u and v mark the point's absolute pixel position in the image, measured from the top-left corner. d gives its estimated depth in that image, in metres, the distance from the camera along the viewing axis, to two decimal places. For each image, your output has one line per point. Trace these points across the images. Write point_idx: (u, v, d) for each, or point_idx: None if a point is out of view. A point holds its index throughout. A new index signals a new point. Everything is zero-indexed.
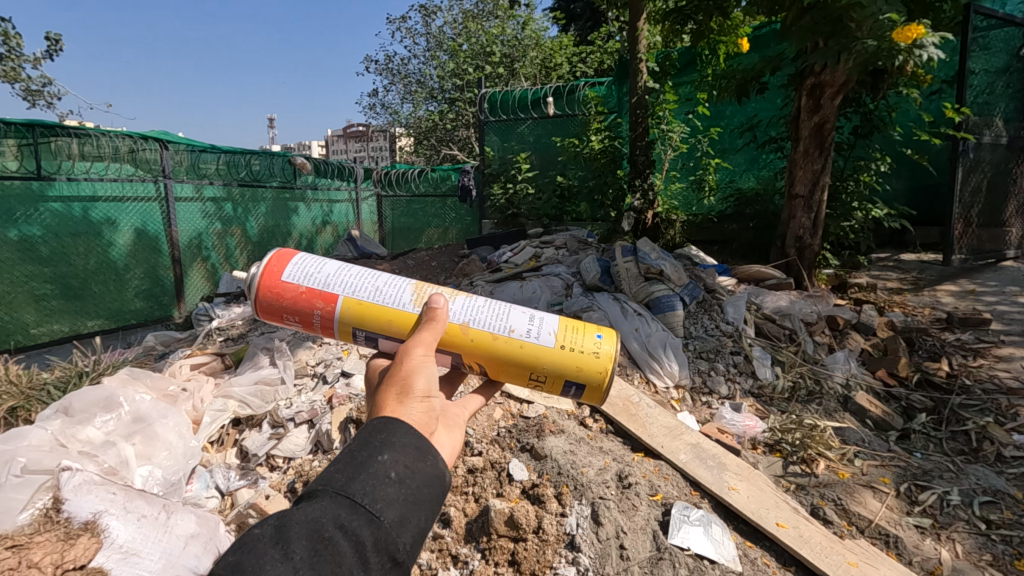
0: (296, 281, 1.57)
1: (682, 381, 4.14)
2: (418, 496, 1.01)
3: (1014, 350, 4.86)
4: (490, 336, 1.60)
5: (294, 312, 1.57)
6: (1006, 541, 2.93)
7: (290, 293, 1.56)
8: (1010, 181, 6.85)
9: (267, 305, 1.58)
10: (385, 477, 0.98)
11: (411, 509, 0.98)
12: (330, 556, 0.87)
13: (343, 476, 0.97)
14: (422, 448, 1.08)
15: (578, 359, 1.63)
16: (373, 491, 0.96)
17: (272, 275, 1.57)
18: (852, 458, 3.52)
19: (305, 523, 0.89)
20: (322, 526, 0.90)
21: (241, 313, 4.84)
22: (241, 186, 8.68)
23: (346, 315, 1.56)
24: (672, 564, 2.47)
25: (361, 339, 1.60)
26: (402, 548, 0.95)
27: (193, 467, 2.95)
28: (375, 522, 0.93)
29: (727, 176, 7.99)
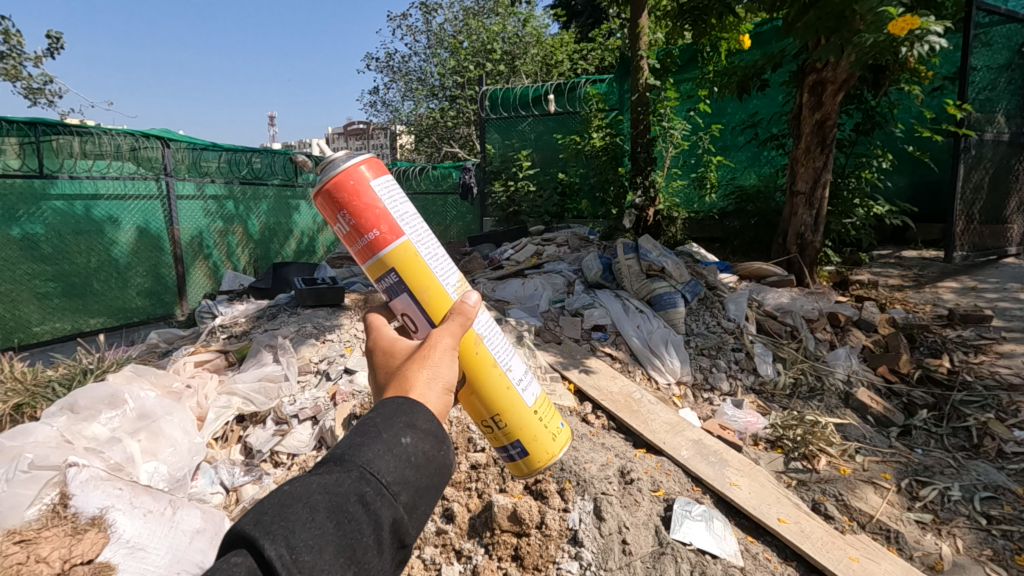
0: (379, 198, 1.48)
1: (683, 377, 4.16)
2: (433, 483, 1.00)
3: (1015, 346, 4.86)
4: (491, 363, 1.56)
5: (356, 220, 1.47)
6: (1006, 536, 2.94)
7: (370, 202, 1.46)
8: (1012, 178, 6.85)
9: (336, 192, 1.45)
10: (409, 461, 0.96)
11: (424, 497, 0.97)
12: (349, 531, 0.85)
13: (369, 449, 0.94)
14: (442, 435, 1.06)
15: (539, 431, 1.68)
16: (395, 472, 0.93)
17: (362, 177, 1.46)
18: (853, 454, 3.54)
19: (330, 494, 0.87)
20: (345, 501, 0.87)
21: (244, 310, 4.85)
22: (242, 184, 8.69)
23: (396, 259, 1.47)
24: (674, 558, 2.48)
25: (386, 283, 1.50)
26: (411, 533, 0.93)
27: (198, 463, 2.96)
28: (395, 503, 0.91)
29: (728, 173, 7.99)
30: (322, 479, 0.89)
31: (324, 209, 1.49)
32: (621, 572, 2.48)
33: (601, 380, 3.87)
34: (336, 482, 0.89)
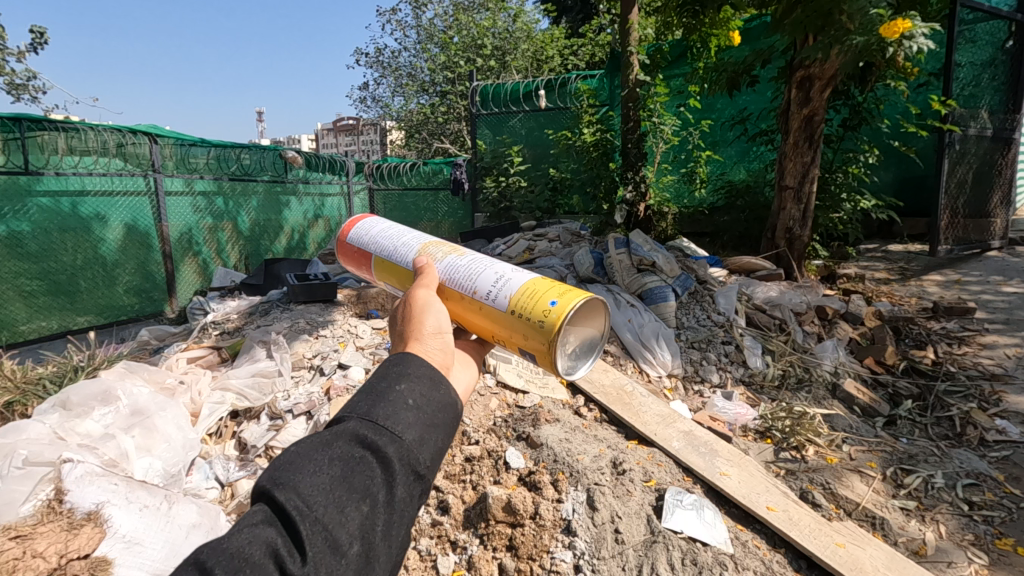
0: (354, 238, 1.80)
1: (674, 370, 4.22)
2: (439, 420, 1.03)
3: (997, 337, 4.97)
4: (456, 295, 1.49)
5: (353, 262, 1.83)
6: (988, 522, 3.02)
7: (349, 247, 1.81)
8: (994, 173, 6.98)
9: (346, 256, 1.84)
10: (403, 404, 0.99)
11: (430, 433, 1.00)
12: (358, 475, 0.91)
13: (365, 401, 0.98)
14: (435, 379, 1.07)
15: (524, 328, 1.38)
16: (393, 415, 0.97)
17: (346, 234, 1.84)
18: (840, 444, 3.61)
19: (329, 445, 0.92)
20: (347, 451, 0.92)
21: (237, 306, 4.83)
22: (231, 181, 8.64)
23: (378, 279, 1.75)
24: (665, 546, 2.53)
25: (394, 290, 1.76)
26: (424, 465, 0.98)
27: (192, 459, 2.97)
28: (397, 447, 0.95)
29: (718, 168, 8.07)
30: (323, 433, 0.95)
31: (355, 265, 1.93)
32: (614, 561, 2.52)
33: (594, 372, 3.91)
34: (335, 436, 0.94)
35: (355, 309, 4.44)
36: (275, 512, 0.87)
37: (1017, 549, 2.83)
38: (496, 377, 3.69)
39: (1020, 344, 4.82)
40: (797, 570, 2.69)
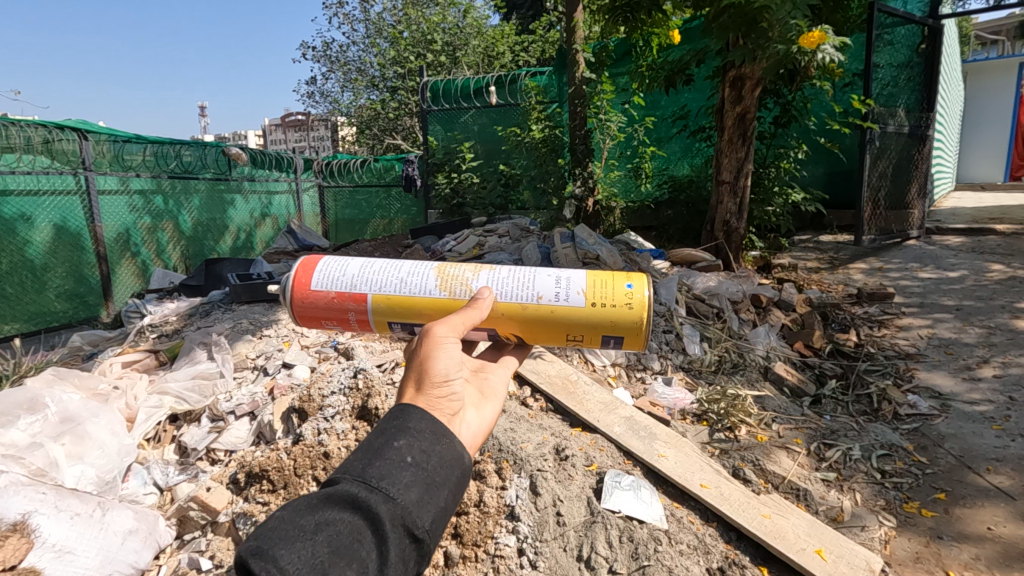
0: (324, 288, 1.72)
1: (618, 359, 4.38)
2: (439, 476, 1.12)
3: (912, 320, 5.39)
4: (520, 307, 1.68)
5: (331, 315, 1.73)
6: (897, 487, 3.29)
7: (321, 300, 1.71)
8: (911, 167, 7.54)
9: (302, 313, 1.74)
10: (401, 462, 1.08)
11: (424, 493, 1.08)
12: (350, 533, 0.98)
13: (361, 461, 1.07)
14: (437, 432, 1.17)
15: (611, 313, 1.68)
16: (390, 475, 1.06)
17: (301, 286, 1.73)
18: (769, 423, 3.85)
19: (323, 507, 1.01)
20: (340, 515, 1.00)
21: (175, 308, 4.66)
22: (171, 178, 8.34)
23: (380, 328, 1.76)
24: (604, 526, 2.65)
25: (396, 328, 1.76)
26: (420, 524, 1.05)
27: (128, 465, 2.89)
28: (390, 508, 1.03)
29: (662, 163, 8.36)
30: (318, 495, 1.03)
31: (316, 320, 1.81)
32: (556, 542, 2.63)
33: (540, 363, 4.02)
34: (333, 498, 1.02)
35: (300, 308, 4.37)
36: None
37: (921, 510, 3.10)
38: None
39: (931, 325, 5.25)
40: (727, 541, 2.88)
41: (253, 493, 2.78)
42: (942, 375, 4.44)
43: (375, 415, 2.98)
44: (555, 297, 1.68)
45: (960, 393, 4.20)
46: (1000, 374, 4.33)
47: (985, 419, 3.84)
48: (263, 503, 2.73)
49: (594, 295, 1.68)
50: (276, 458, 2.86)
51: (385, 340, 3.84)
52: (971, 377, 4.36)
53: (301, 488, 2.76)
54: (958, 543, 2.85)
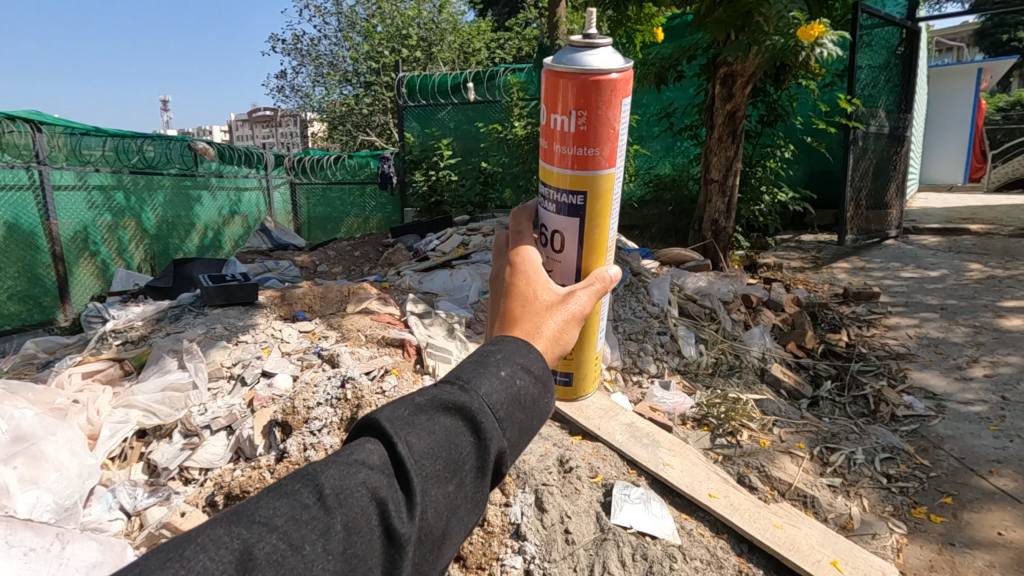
0: (619, 117, 1.23)
1: (614, 362, 4.23)
2: (538, 424, 0.96)
3: (899, 319, 5.41)
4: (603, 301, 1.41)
5: (590, 123, 1.20)
6: (903, 492, 3.23)
7: (613, 115, 1.21)
8: (890, 168, 7.63)
9: (580, 96, 1.18)
10: (518, 400, 0.91)
11: (525, 437, 0.93)
12: (458, 454, 0.85)
13: (476, 367, 0.92)
14: (548, 385, 0.98)
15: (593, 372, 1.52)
16: (509, 407, 0.90)
17: (624, 89, 1.21)
18: (771, 427, 3.76)
19: (443, 413, 0.86)
20: (455, 426, 0.86)
21: (141, 311, 4.25)
22: (133, 174, 7.87)
23: (575, 183, 1.25)
24: (616, 544, 2.50)
25: (571, 198, 1.27)
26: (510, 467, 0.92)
27: (91, 488, 2.61)
28: (499, 439, 0.89)
29: (645, 162, 8.27)
30: (440, 397, 0.88)
31: (553, 90, 1.21)
32: (565, 562, 2.46)
33: None
34: (449, 403, 0.88)
35: (278, 311, 4.08)
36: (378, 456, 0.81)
37: (930, 516, 3.04)
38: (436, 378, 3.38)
39: (918, 324, 5.27)
40: (740, 553, 2.75)
41: None
42: (934, 375, 4.44)
43: None
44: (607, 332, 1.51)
45: (953, 393, 4.20)
46: (991, 373, 4.34)
47: (981, 420, 3.83)
48: None
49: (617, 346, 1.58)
50: (258, 478, 2.62)
51: (372, 346, 3.62)
52: (963, 377, 4.36)
53: None
54: (970, 551, 2.80)
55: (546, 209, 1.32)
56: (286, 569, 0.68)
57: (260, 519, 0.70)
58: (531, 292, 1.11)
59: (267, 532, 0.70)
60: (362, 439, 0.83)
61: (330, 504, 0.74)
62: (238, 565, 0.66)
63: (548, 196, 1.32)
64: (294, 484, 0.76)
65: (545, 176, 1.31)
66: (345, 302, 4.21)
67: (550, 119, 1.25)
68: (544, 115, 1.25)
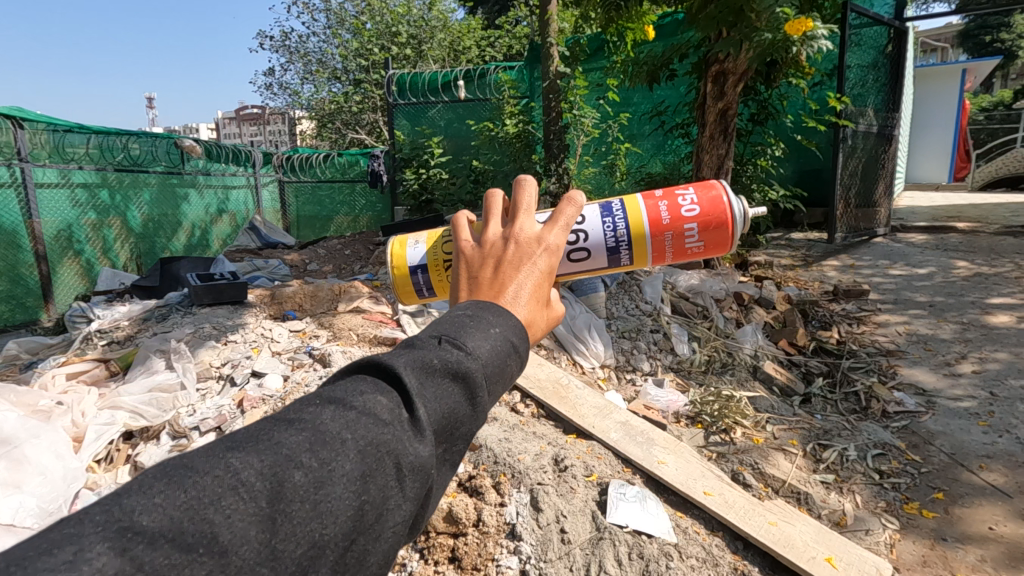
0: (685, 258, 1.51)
1: (606, 361, 4.26)
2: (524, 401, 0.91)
3: (889, 316, 5.45)
4: None
5: (688, 251, 1.43)
6: (896, 488, 3.25)
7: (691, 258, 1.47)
8: (878, 166, 7.69)
9: (722, 236, 1.42)
10: (514, 372, 0.85)
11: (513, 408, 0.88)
12: (461, 420, 0.78)
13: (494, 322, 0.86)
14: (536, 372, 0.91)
15: None
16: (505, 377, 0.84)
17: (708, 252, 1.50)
18: (764, 425, 3.76)
19: (453, 375, 0.77)
20: (462, 389, 0.78)
21: (127, 310, 4.15)
22: (118, 172, 7.75)
23: (636, 254, 1.40)
24: (612, 543, 2.48)
25: (629, 255, 1.40)
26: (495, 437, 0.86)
27: (76, 492, 2.54)
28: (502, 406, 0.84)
29: (636, 160, 8.28)
30: (452, 358, 0.78)
31: (710, 215, 1.40)
32: (561, 562, 2.44)
33: (529, 368, 3.83)
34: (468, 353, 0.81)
35: (268, 310, 4.02)
36: (383, 408, 0.72)
37: (922, 511, 3.06)
38: None
39: (908, 321, 5.31)
40: (735, 551, 2.75)
41: None
42: (924, 371, 4.48)
43: None
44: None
45: (942, 389, 4.23)
46: (979, 369, 4.38)
47: (970, 415, 3.87)
48: None
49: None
50: None
51: (364, 345, 3.58)
52: (952, 373, 4.40)
53: None
54: (962, 546, 2.81)
55: (602, 227, 1.37)
56: (303, 503, 0.63)
57: (280, 451, 0.64)
58: (547, 263, 0.98)
59: (287, 466, 0.63)
60: (369, 384, 0.75)
61: (341, 447, 0.67)
62: (260, 496, 0.61)
63: (620, 229, 1.38)
64: (295, 431, 0.67)
65: (630, 205, 1.40)
66: (337, 301, 4.16)
67: (683, 199, 1.42)
68: (684, 209, 1.41)
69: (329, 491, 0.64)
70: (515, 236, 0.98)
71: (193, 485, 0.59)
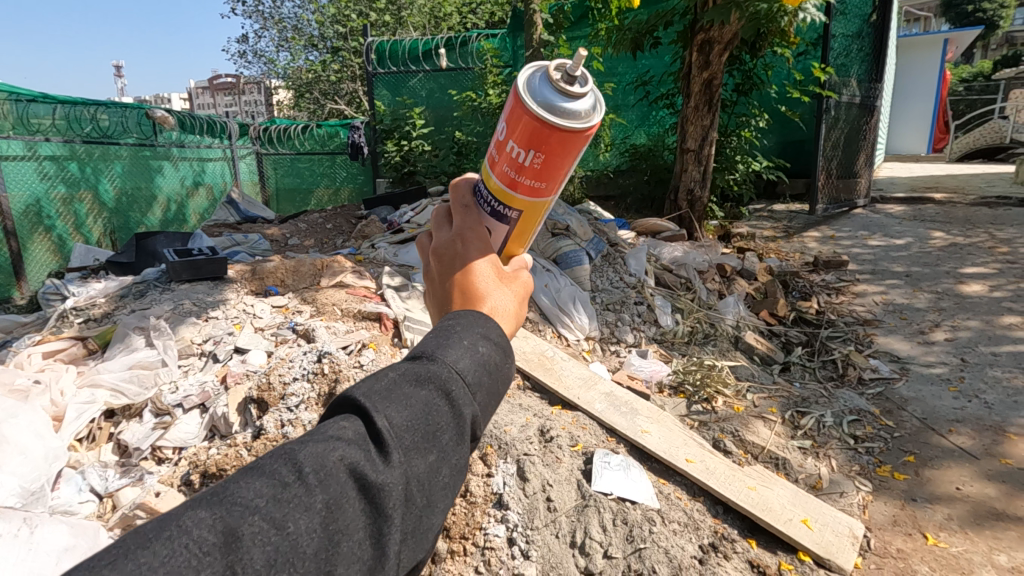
0: (569, 164, 1.17)
1: (592, 334, 4.29)
2: (505, 389, 0.94)
3: (866, 286, 5.56)
4: None
5: (535, 158, 1.12)
6: (869, 452, 3.36)
7: (558, 166, 1.14)
8: (860, 137, 7.74)
9: (535, 126, 1.09)
10: (482, 362, 0.89)
11: (494, 401, 0.91)
12: (435, 422, 0.83)
13: (446, 342, 0.90)
14: (508, 348, 0.96)
15: None
16: (474, 372, 0.88)
17: (576, 143, 1.12)
18: (744, 394, 3.85)
19: (414, 383, 0.84)
20: (428, 394, 0.84)
21: (103, 288, 4.01)
22: (87, 144, 7.47)
23: (514, 207, 1.18)
24: (597, 510, 2.54)
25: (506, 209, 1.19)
26: (481, 430, 0.90)
27: (59, 471, 2.52)
28: (480, 400, 0.88)
29: (621, 132, 8.22)
30: (407, 370, 0.86)
31: (522, 120, 1.10)
32: (547, 529, 2.50)
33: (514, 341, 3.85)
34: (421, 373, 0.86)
35: (248, 285, 3.94)
36: (355, 435, 0.78)
37: (894, 473, 3.17)
38: None
39: (884, 291, 5.43)
40: (715, 515, 2.84)
41: None
42: (898, 340, 4.59)
43: None
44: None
45: (916, 356, 4.36)
46: (951, 337, 4.51)
47: (942, 381, 4.00)
48: None
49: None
50: (235, 456, 2.56)
51: (349, 320, 3.56)
52: (926, 341, 4.52)
53: None
54: (931, 505, 2.93)
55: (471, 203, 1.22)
56: (274, 541, 0.66)
57: (240, 501, 0.67)
58: (469, 259, 1.05)
59: (251, 511, 0.66)
60: (338, 418, 0.81)
61: (309, 479, 0.71)
62: (218, 548, 0.63)
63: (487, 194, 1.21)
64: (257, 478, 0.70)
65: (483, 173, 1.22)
66: (319, 276, 4.10)
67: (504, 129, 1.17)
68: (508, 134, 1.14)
69: (294, 526, 0.67)
70: (433, 253, 1.08)
71: (154, 547, 0.60)
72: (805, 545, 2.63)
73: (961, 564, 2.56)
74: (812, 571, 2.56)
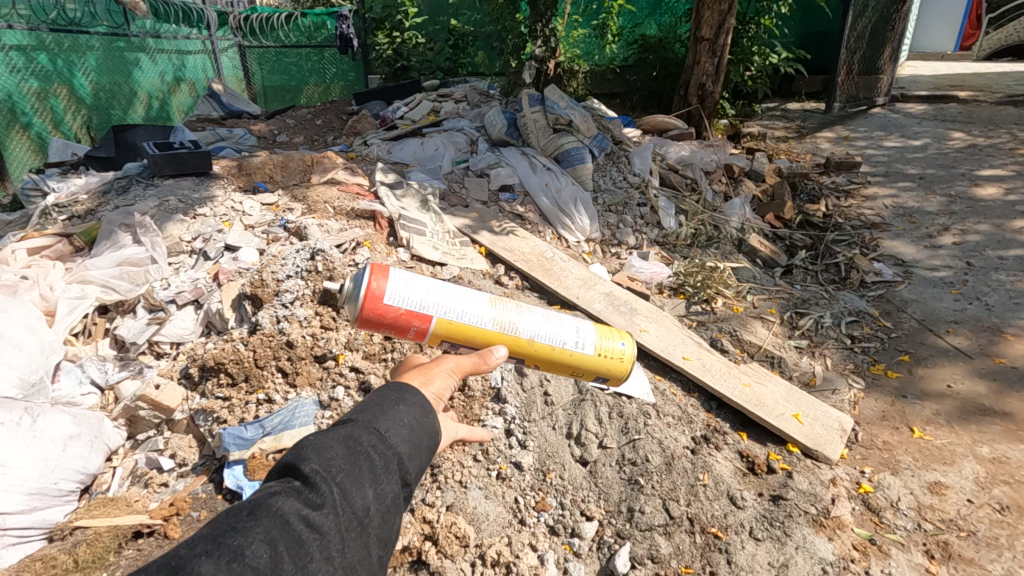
0: (397, 301, 1.51)
1: (592, 235, 4.18)
2: (431, 437, 1.10)
3: (877, 189, 5.38)
4: (549, 348, 1.69)
5: (393, 327, 1.54)
6: (865, 351, 3.39)
7: (392, 313, 1.51)
8: (887, 28, 7.16)
9: (362, 323, 1.53)
10: (402, 418, 1.06)
11: (418, 448, 1.07)
12: (363, 461, 0.96)
13: (373, 408, 1.06)
14: (429, 405, 1.14)
15: (607, 363, 1.79)
16: (395, 427, 1.04)
17: (373, 297, 1.48)
18: (745, 296, 3.82)
19: (343, 438, 0.98)
20: (357, 442, 0.98)
21: (84, 184, 3.75)
22: (53, 31, 6.84)
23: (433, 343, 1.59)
24: (593, 403, 2.59)
25: (446, 348, 1.62)
26: (412, 474, 1.06)
27: (56, 364, 2.52)
28: (405, 449, 1.04)
29: (630, 20, 7.58)
30: (335, 428, 1.00)
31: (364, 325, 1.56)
32: (544, 422, 2.55)
33: (513, 242, 3.75)
34: (341, 431, 1.00)
35: (235, 182, 3.75)
36: (288, 486, 0.90)
37: (887, 372, 3.21)
38: (410, 251, 3.36)
39: (896, 195, 5.25)
40: (708, 410, 2.90)
41: (211, 389, 2.52)
42: (905, 244, 4.50)
43: (341, 299, 2.76)
44: (579, 347, 1.75)
45: (921, 259, 4.29)
46: (959, 240, 4.42)
47: (945, 284, 3.95)
48: (224, 399, 2.49)
49: (601, 348, 1.77)
50: (232, 350, 2.55)
51: (342, 219, 3.44)
52: (933, 245, 4.43)
53: (266, 380, 2.54)
54: (920, 401, 2.98)
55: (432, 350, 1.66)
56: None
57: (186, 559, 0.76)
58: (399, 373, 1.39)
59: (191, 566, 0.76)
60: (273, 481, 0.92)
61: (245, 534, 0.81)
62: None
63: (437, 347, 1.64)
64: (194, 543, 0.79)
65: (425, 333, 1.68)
66: (309, 172, 3.91)
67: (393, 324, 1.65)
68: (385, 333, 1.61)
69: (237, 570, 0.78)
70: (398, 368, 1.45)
71: None
72: (794, 437, 2.70)
73: (944, 455, 2.64)
74: (799, 461, 2.65)
